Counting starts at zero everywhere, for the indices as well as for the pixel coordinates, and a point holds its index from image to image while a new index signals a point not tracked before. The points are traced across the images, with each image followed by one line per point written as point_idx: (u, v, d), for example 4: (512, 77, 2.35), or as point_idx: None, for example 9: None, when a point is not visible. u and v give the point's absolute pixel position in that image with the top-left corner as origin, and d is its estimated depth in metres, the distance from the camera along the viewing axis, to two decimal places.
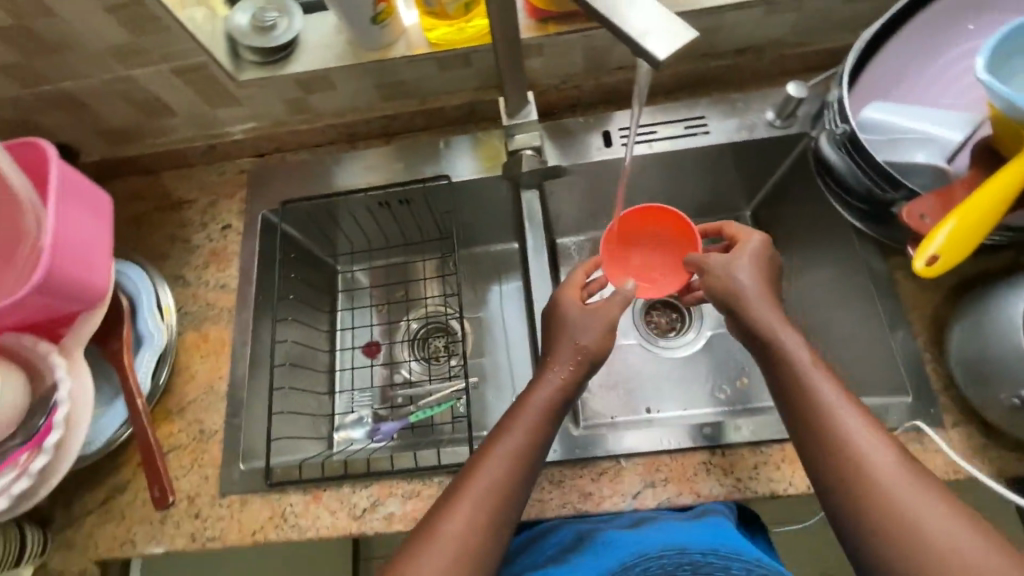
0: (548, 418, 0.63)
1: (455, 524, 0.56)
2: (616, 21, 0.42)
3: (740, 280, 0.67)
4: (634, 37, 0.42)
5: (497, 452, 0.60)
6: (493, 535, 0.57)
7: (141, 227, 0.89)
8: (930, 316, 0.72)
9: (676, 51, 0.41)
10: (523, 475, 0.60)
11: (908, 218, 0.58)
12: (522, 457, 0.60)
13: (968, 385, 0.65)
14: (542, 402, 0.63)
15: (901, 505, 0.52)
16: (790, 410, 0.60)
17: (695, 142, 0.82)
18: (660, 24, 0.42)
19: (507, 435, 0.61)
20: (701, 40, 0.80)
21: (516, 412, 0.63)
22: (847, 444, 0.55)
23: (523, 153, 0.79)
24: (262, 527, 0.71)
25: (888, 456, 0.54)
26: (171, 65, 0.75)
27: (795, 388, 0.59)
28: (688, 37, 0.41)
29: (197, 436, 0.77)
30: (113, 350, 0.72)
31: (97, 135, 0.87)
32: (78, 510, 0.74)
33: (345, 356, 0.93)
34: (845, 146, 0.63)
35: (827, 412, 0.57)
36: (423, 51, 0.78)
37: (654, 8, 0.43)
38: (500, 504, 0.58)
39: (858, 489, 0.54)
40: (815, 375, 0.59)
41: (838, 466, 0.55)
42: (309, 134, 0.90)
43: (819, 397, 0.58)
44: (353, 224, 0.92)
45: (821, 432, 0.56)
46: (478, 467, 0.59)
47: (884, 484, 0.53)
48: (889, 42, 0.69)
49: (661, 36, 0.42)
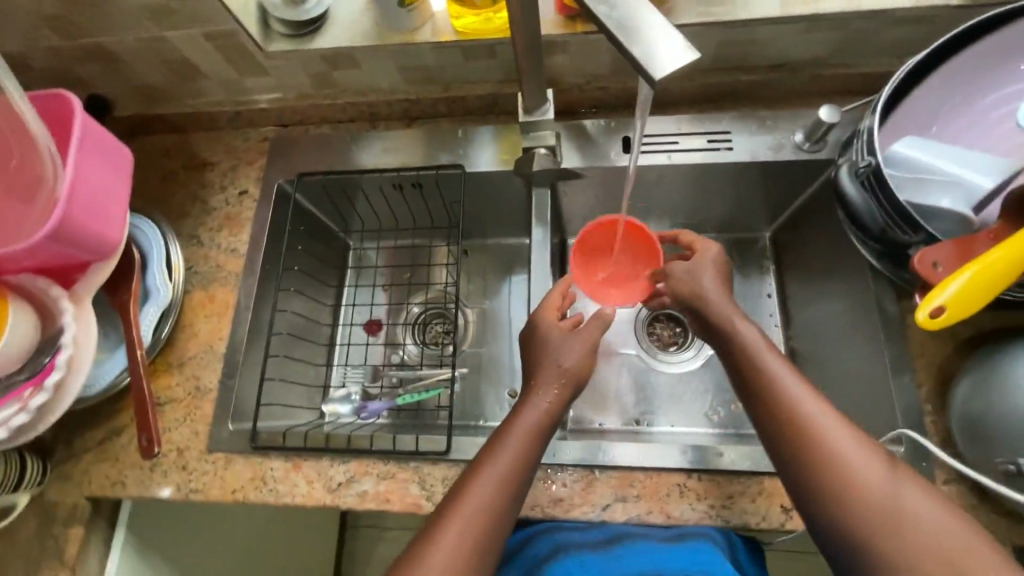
0: (537, 444, 0.62)
1: (448, 546, 0.55)
2: (620, 35, 0.42)
3: (705, 283, 0.68)
4: (637, 52, 0.41)
5: (489, 474, 0.59)
6: (486, 555, 0.56)
7: (164, 184, 0.92)
8: (938, 365, 0.69)
9: (678, 70, 0.40)
10: (514, 497, 0.59)
11: (921, 264, 0.54)
12: (511, 477, 0.59)
13: (966, 442, 0.62)
14: (532, 423, 0.63)
15: (871, 489, 0.51)
16: (760, 413, 0.58)
17: (716, 158, 0.80)
18: (664, 40, 0.41)
19: (496, 454, 0.60)
20: (734, 52, 0.77)
21: (504, 431, 0.62)
22: (812, 429, 0.54)
23: (536, 152, 0.78)
24: (243, 486, 0.74)
25: (852, 439, 0.54)
26: (202, 30, 0.77)
27: (764, 391, 0.58)
28: (692, 56, 0.40)
29: (193, 391, 0.80)
30: (122, 300, 0.74)
31: (131, 90, 0.90)
32: (78, 447, 0.78)
33: (345, 331, 0.95)
34: (868, 181, 0.60)
35: (788, 398, 0.56)
36: (449, 38, 0.78)
37: (659, 23, 0.42)
38: (492, 526, 0.57)
39: (828, 476, 0.52)
40: (773, 363, 0.59)
41: (815, 470, 0.53)
42: (332, 109, 0.91)
43: (779, 385, 0.57)
44: (367, 203, 0.93)
45: (782, 418, 0.56)
46: (468, 485, 0.58)
47: (852, 467, 0.52)
48: (929, 78, 0.65)
49: (664, 53, 0.41)
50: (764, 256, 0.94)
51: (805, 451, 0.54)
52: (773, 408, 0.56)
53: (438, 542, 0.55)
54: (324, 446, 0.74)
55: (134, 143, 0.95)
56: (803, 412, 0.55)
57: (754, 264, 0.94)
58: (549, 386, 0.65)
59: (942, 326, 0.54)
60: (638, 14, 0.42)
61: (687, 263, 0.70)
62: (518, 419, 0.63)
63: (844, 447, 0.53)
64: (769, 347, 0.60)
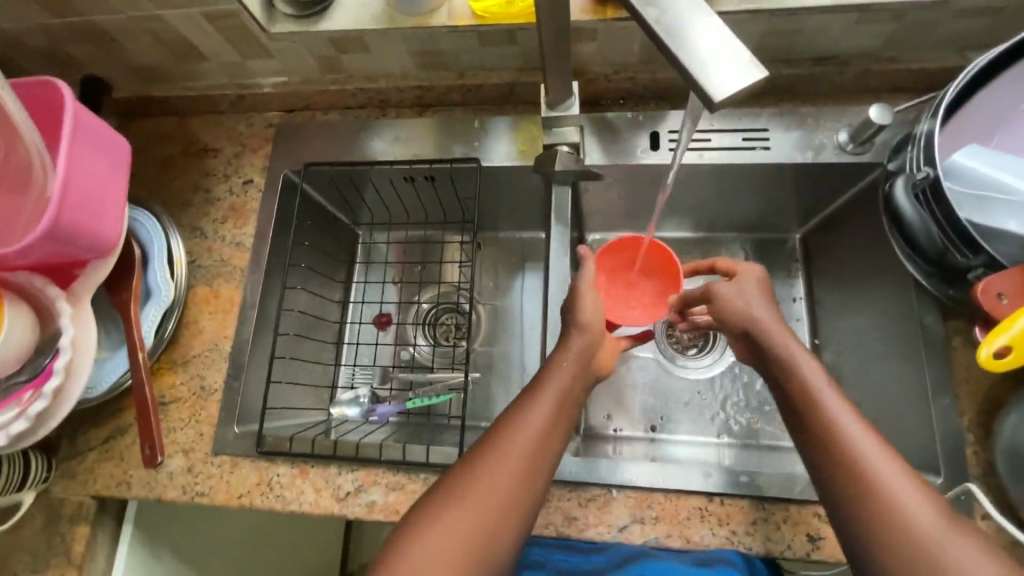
0: (557, 423, 0.58)
1: (463, 514, 0.52)
2: (674, 47, 0.37)
3: (759, 312, 0.62)
4: (693, 67, 0.36)
5: (511, 445, 0.56)
6: (506, 530, 0.53)
7: (165, 171, 0.87)
8: (982, 391, 0.65)
9: (744, 89, 0.35)
10: (541, 462, 0.56)
11: (984, 294, 0.53)
12: (537, 446, 0.56)
13: (1010, 478, 0.58)
14: (554, 401, 0.59)
15: (927, 537, 0.47)
16: (810, 445, 0.54)
17: (752, 157, 0.74)
18: (725, 52, 0.36)
19: (522, 427, 0.57)
20: (776, 43, 0.71)
21: (528, 401, 0.59)
22: (866, 470, 0.50)
23: (558, 149, 0.71)
24: (249, 491, 0.72)
25: (909, 482, 0.49)
26: (201, 10, 0.72)
27: (817, 422, 0.54)
28: (759, 72, 0.36)
29: (197, 391, 0.77)
30: (123, 300, 0.72)
31: (130, 71, 0.85)
32: (82, 444, 0.77)
33: (353, 329, 0.91)
34: (925, 193, 0.56)
35: (842, 433, 0.52)
36: (466, 21, 0.71)
37: (721, 32, 0.37)
38: (515, 499, 0.54)
39: (880, 519, 0.48)
40: (827, 396, 0.55)
41: (862, 509, 0.49)
42: (340, 95, 0.85)
43: (832, 417, 0.53)
44: (376, 195, 0.89)
45: (835, 452, 0.52)
46: (489, 456, 0.55)
47: (912, 518, 0.48)
48: (998, 78, 0.59)
49: (725, 68, 0.36)
50: (792, 258, 0.87)
51: (856, 488, 0.50)
52: (824, 442, 0.53)
53: (456, 504, 0.53)
54: (332, 454, 0.71)
55: (134, 126, 0.91)
56: (857, 450, 0.51)
57: (782, 267, 0.87)
58: (574, 337, 0.63)
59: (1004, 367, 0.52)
60: (693, 20, 0.37)
61: (733, 284, 0.65)
62: (547, 386, 0.60)
63: (900, 489, 0.49)
64: (824, 380, 0.56)
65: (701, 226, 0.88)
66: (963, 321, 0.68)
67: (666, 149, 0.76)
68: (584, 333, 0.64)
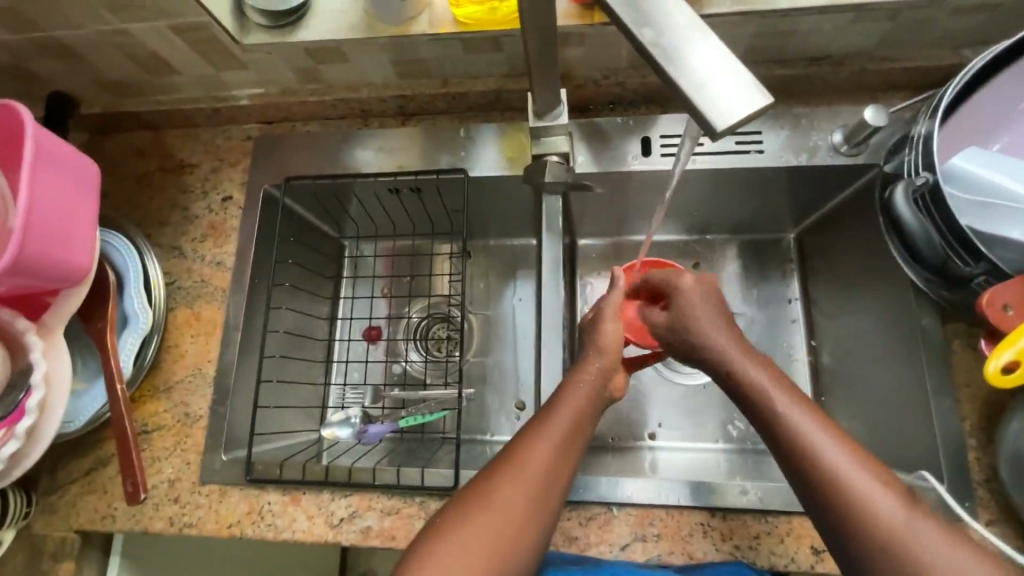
0: (572, 444, 0.56)
1: (472, 538, 0.50)
2: (670, 69, 0.36)
3: (716, 330, 0.60)
4: (693, 93, 0.35)
5: (527, 465, 0.54)
6: (519, 554, 0.51)
7: (139, 189, 0.84)
8: (982, 395, 0.64)
9: (745, 118, 0.34)
10: (557, 483, 0.54)
11: (991, 308, 0.54)
12: (551, 465, 0.54)
13: (1013, 485, 0.58)
14: (569, 422, 0.57)
15: (915, 547, 0.45)
16: (789, 467, 0.52)
17: (745, 161, 0.73)
18: (726, 77, 0.35)
19: (534, 448, 0.55)
20: (766, 44, 0.70)
21: (542, 422, 0.57)
22: (859, 496, 0.47)
23: (548, 159, 0.69)
24: (239, 521, 0.70)
25: (884, 488, 0.48)
26: (169, 23, 0.69)
27: (790, 443, 0.52)
28: (762, 99, 0.34)
29: (182, 418, 0.75)
30: (98, 328, 0.69)
31: (98, 86, 0.82)
32: (62, 478, 0.74)
33: (342, 347, 0.89)
34: (923, 199, 0.56)
35: (813, 446, 0.50)
36: (448, 29, 0.70)
37: (723, 56, 0.36)
38: (528, 521, 0.52)
39: (865, 531, 0.46)
40: (805, 419, 0.52)
41: (856, 531, 0.47)
42: (320, 106, 0.83)
43: (800, 430, 0.52)
44: (361, 207, 0.86)
45: (807, 467, 0.50)
46: (495, 477, 0.53)
47: (906, 537, 0.45)
48: (1001, 73, 0.59)
49: (727, 95, 0.35)
50: (786, 259, 0.85)
51: (848, 513, 0.47)
52: (812, 468, 0.50)
53: (462, 528, 0.51)
54: (324, 481, 0.69)
55: (105, 142, 0.87)
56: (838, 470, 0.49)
57: (777, 268, 0.85)
58: (591, 359, 0.62)
59: (1010, 382, 0.54)
60: (693, 43, 0.36)
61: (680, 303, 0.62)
62: (561, 405, 0.58)
63: (879, 498, 0.47)
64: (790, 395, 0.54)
65: (692, 228, 0.86)
66: (962, 324, 0.67)
67: (657, 154, 0.74)
68: (599, 352, 0.62)
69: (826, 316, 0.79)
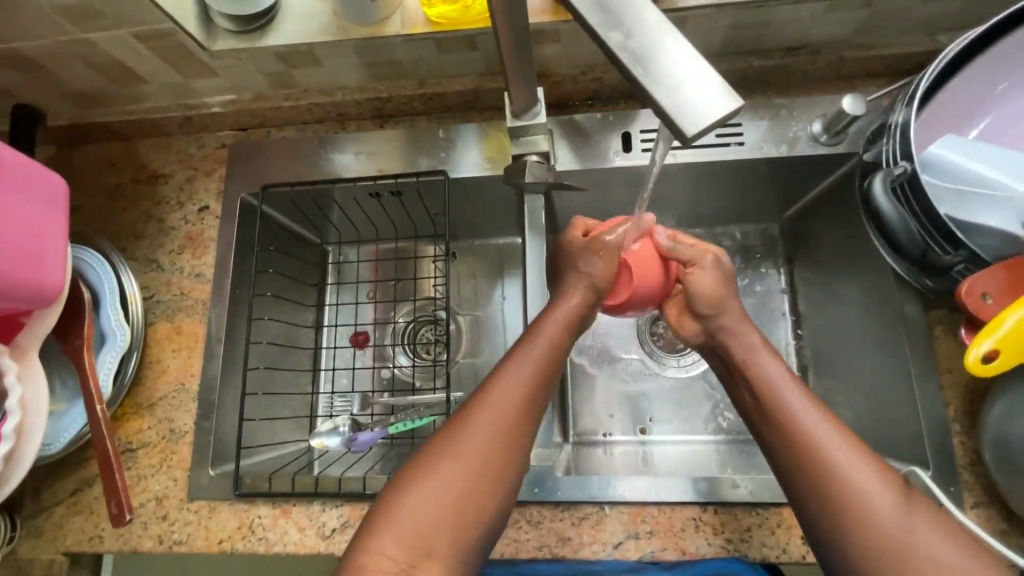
0: (545, 385, 0.55)
1: (439, 490, 0.49)
2: (640, 74, 0.35)
3: (698, 278, 0.60)
4: (665, 98, 0.34)
5: (494, 407, 0.53)
6: (491, 502, 0.50)
7: (113, 202, 0.82)
8: (965, 380, 0.65)
9: (715, 123, 0.33)
10: (525, 423, 0.53)
11: (969, 298, 0.56)
12: (521, 405, 0.53)
13: (998, 469, 0.58)
14: (542, 362, 0.56)
15: (900, 535, 0.46)
16: (783, 456, 0.51)
17: (726, 155, 0.72)
18: (696, 82, 0.34)
19: (502, 384, 0.54)
20: (742, 34, 0.69)
21: (513, 358, 0.56)
22: (851, 487, 0.48)
23: (528, 159, 0.68)
24: (229, 536, 0.69)
25: (879, 480, 0.48)
26: (132, 32, 0.67)
27: (787, 435, 0.51)
28: (733, 104, 0.34)
29: (167, 435, 0.74)
30: (75, 347, 0.67)
31: (64, 97, 0.79)
32: (47, 500, 0.72)
33: (329, 355, 0.87)
34: (902, 187, 0.57)
35: (803, 428, 0.51)
36: (421, 29, 0.69)
37: (694, 60, 0.35)
38: (501, 460, 0.51)
39: (845, 514, 0.47)
40: (802, 409, 0.52)
41: (845, 522, 0.47)
42: (295, 111, 0.81)
43: (791, 413, 0.52)
44: (342, 213, 0.85)
45: (803, 460, 0.50)
46: (469, 424, 0.52)
47: (892, 526, 0.46)
48: (973, 61, 0.60)
49: (696, 99, 0.34)
50: (770, 249, 0.85)
51: (840, 506, 0.47)
52: (807, 459, 0.50)
53: (433, 476, 0.50)
54: (314, 492, 0.68)
55: (75, 155, 0.85)
56: (832, 458, 0.49)
57: (761, 258, 0.85)
58: (574, 287, 0.62)
59: (991, 371, 0.54)
60: (664, 47, 0.35)
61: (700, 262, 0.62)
62: (534, 344, 0.57)
63: (871, 487, 0.47)
64: (789, 383, 0.54)
65: (675, 221, 0.86)
66: (944, 310, 0.68)
67: (639, 150, 0.74)
68: (584, 280, 0.62)
69: (810, 306, 0.80)
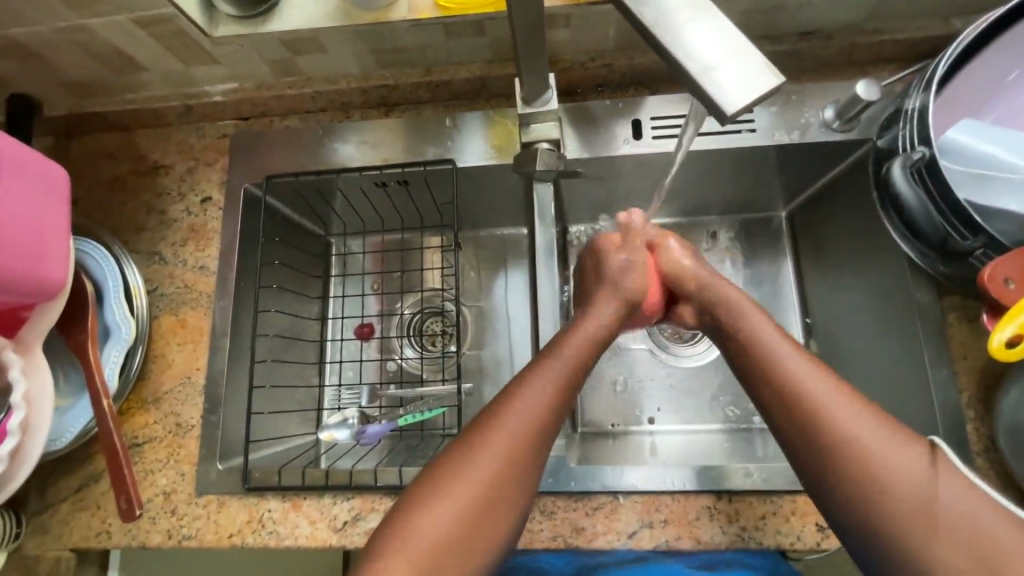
0: (565, 397, 0.55)
1: (450, 506, 0.48)
2: (675, 51, 0.34)
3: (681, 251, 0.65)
4: (700, 76, 0.34)
5: (507, 426, 0.52)
6: (504, 518, 0.50)
7: (113, 194, 0.81)
8: (978, 366, 0.65)
9: (755, 101, 0.33)
10: (538, 446, 0.52)
11: (992, 283, 0.55)
12: (536, 425, 0.52)
13: (1013, 455, 0.59)
14: (562, 374, 0.56)
15: (908, 491, 0.46)
16: (785, 417, 0.52)
17: (737, 141, 0.72)
18: (734, 59, 0.34)
19: (517, 406, 0.53)
20: (755, 19, 0.69)
21: (528, 380, 0.55)
22: (853, 443, 0.48)
23: (539, 146, 0.67)
24: (239, 530, 0.68)
25: (885, 440, 0.48)
26: (132, 17, 0.66)
27: (788, 396, 0.52)
28: (773, 82, 0.33)
29: (173, 429, 0.73)
30: (79, 341, 0.66)
31: (60, 86, 0.78)
32: (53, 496, 0.71)
33: (334, 347, 0.86)
34: (920, 172, 0.57)
35: (799, 383, 0.51)
36: (429, 14, 0.68)
37: (726, 38, 0.34)
38: (511, 481, 0.50)
39: (847, 466, 0.48)
40: (798, 367, 0.53)
41: (851, 478, 0.47)
42: (298, 99, 0.79)
43: (786, 370, 0.53)
44: (347, 203, 0.84)
45: (804, 417, 0.50)
46: (478, 443, 0.51)
47: (897, 481, 0.46)
48: (990, 45, 0.59)
49: (735, 78, 0.33)
50: (777, 238, 0.85)
51: (843, 464, 0.48)
52: (808, 417, 0.50)
53: (452, 486, 0.49)
54: (325, 485, 0.68)
55: (71, 146, 0.83)
56: (834, 417, 0.49)
57: (769, 247, 0.85)
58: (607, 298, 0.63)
59: (1014, 356, 0.54)
60: (700, 26, 0.35)
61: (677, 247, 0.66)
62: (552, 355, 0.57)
63: (874, 445, 0.48)
64: (783, 347, 0.54)
65: (680, 210, 0.85)
66: (957, 297, 0.67)
67: (649, 136, 0.73)
68: (611, 287, 0.64)
69: (820, 294, 0.79)
